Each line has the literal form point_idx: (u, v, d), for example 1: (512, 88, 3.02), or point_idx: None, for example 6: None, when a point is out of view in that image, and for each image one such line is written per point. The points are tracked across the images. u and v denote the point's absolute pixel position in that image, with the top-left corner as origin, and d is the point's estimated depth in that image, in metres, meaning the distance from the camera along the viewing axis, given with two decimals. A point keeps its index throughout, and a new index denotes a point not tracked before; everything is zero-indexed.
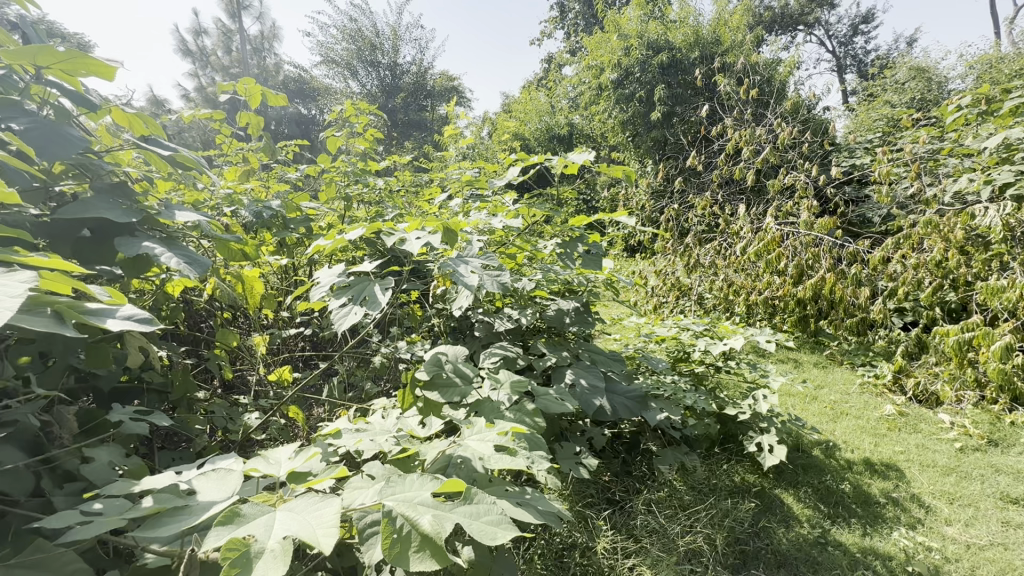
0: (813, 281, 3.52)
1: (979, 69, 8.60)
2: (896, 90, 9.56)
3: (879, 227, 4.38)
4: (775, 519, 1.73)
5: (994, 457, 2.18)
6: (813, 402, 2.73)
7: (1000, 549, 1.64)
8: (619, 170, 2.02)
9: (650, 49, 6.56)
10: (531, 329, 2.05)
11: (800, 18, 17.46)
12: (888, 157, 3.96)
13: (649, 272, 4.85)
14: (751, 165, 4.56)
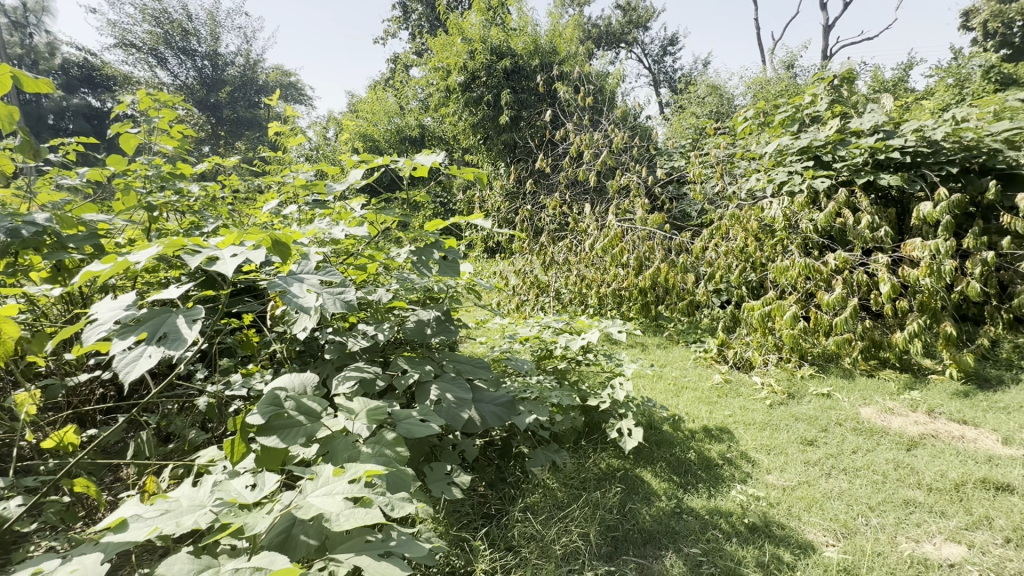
0: (650, 271, 3.92)
1: (754, 89, 10.57)
2: (698, 103, 11.28)
3: (696, 220, 5.07)
4: (638, 499, 1.84)
5: (794, 408, 2.63)
6: (660, 380, 3.03)
7: (806, 486, 1.97)
8: (471, 173, 1.96)
9: (494, 54, 6.72)
10: (392, 344, 1.91)
11: (621, 36, 19.69)
12: (698, 161, 4.60)
13: (508, 272, 4.97)
14: (592, 167, 4.95)
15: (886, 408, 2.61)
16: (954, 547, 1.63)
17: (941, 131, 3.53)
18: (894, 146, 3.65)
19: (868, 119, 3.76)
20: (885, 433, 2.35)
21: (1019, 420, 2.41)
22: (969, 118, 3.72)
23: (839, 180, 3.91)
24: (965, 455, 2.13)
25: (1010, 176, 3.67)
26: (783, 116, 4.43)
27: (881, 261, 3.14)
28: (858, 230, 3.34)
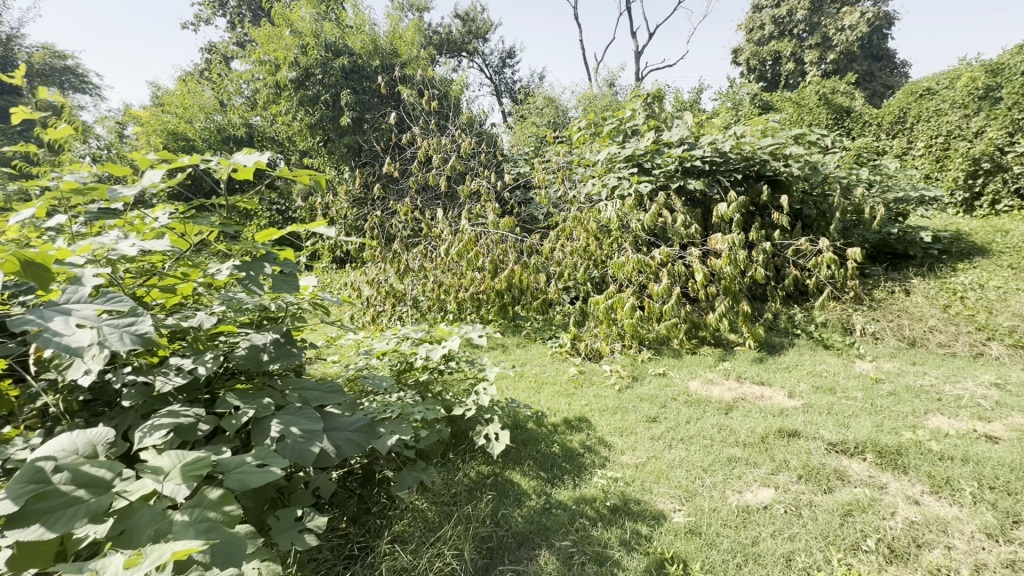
0: (505, 273, 4.01)
1: (584, 104, 11.64)
2: (537, 113, 12.05)
3: (543, 223, 5.37)
4: (509, 502, 1.84)
5: (638, 390, 2.92)
6: (521, 379, 3.11)
7: (653, 460, 2.18)
8: (307, 176, 1.75)
9: (330, 51, 6.28)
10: (219, 376, 1.62)
11: (462, 45, 20.13)
12: (542, 167, 4.87)
13: (361, 282, 4.67)
14: (442, 172, 4.91)
15: (708, 379, 3.03)
16: (766, 491, 1.95)
17: (728, 144, 4.27)
18: (696, 156, 4.30)
19: (675, 133, 4.38)
20: (709, 402, 2.73)
21: (797, 376, 3.00)
22: (745, 135, 4.56)
23: (658, 184, 4.47)
24: (766, 411, 2.57)
25: (775, 181, 4.59)
26: (611, 128, 4.94)
27: (694, 254, 3.67)
28: (676, 228, 3.86)
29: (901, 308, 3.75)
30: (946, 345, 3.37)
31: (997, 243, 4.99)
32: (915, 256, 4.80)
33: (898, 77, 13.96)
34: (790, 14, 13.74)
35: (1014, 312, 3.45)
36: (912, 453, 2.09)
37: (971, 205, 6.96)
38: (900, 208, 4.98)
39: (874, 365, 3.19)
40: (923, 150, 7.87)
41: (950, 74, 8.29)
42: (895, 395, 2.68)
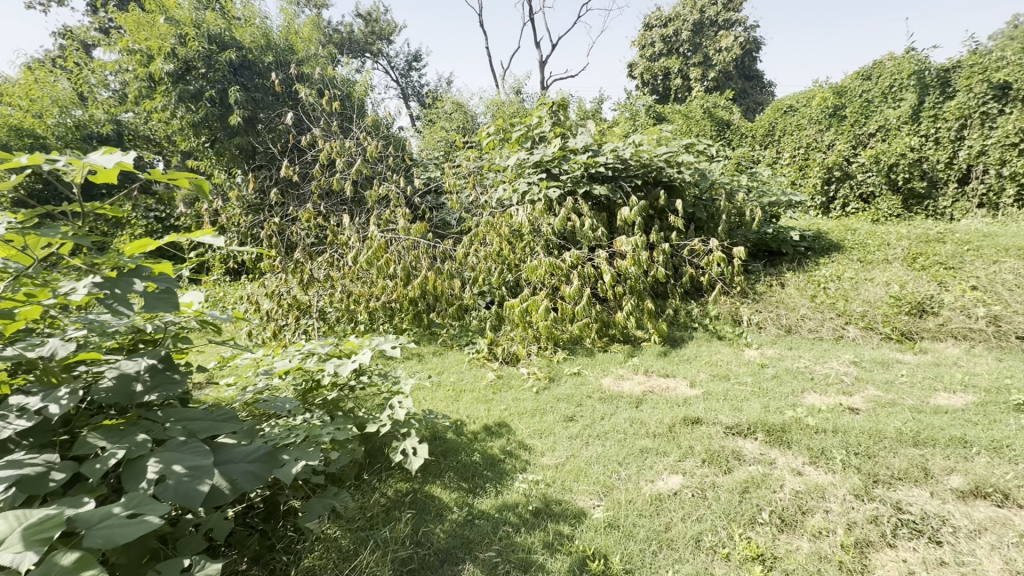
0: (418, 280, 3.90)
1: (492, 110, 11.78)
2: (446, 118, 11.99)
3: (456, 228, 5.33)
4: (430, 519, 1.77)
5: (555, 390, 2.97)
6: (439, 388, 3.03)
7: (572, 459, 2.22)
8: (185, 179, 1.53)
9: (213, 43, 5.72)
10: (80, 414, 1.38)
11: (366, 46, 19.49)
12: (452, 172, 4.83)
13: (259, 295, 4.29)
14: (347, 176, 4.67)
15: (619, 375, 3.17)
16: (676, 477, 2.07)
17: (628, 152, 4.53)
18: (600, 163, 4.51)
19: (580, 141, 4.57)
20: (621, 397, 2.85)
21: (697, 366, 3.25)
22: (643, 143, 4.87)
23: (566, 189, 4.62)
24: (672, 401, 2.74)
25: (671, 187, 4.95)
26: (519, 134, 5.03)
27: (602, 256, 3.84)
28: (584, 231, 4.01)
29: (778, 300, 4.21)
30: (815, 330, 3.84)
31: (848, 240, 5.82)
32: (787, 253, 5.43)
33: (766, 95, 15.81)
34: (676, 34, 15.01)
35: (864, 299, 4.03)
36: (794, 429, 2.34)
37: (827, 207, 8.06)
38: (773, 210, 5.62)
39: (759, 351, 3.54)
40: (788, 160, 8.97)
41: (806, 93, 9.54)
42: (778, 378, 2.99)
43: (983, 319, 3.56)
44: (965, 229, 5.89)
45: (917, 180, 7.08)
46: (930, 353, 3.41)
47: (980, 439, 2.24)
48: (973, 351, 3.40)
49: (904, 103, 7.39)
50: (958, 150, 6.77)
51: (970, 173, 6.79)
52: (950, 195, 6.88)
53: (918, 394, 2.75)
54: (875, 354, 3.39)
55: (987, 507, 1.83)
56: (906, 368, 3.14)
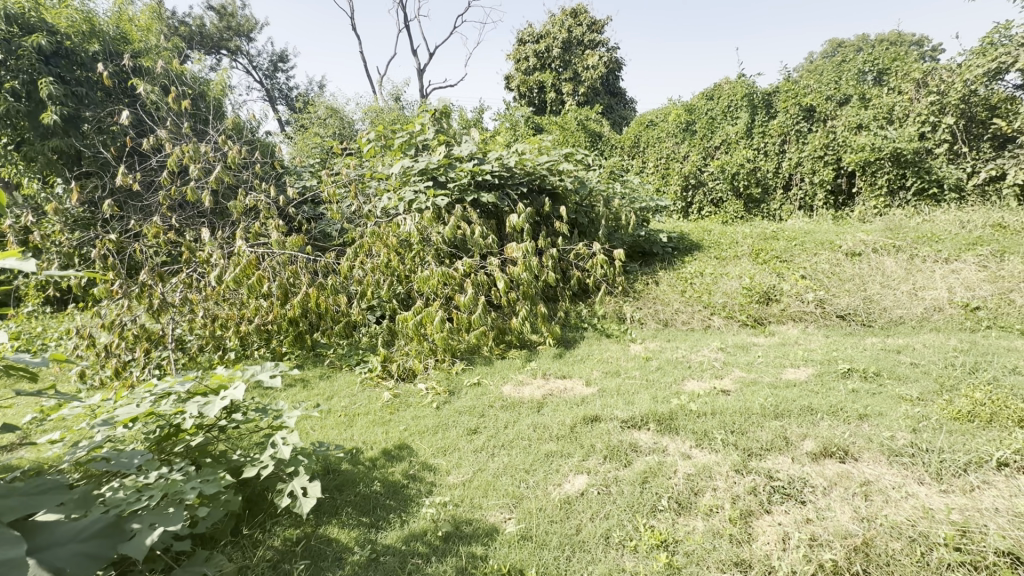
0: (297, 298, 3.54)
1: (370, 116, 11.34)
2: (321, 123, 11.26)
3: (338, 239, 4.99)
4: (327, 566, 1.58)
5: (456, 403, 2.88)
6: (328, 416, 2.76)
7: (479, 473, 2.16)
8: None
9: (13, 23, 4.67)
10: None
11: (221, 42, 17.62)
12: (331, 180, 4.53)
13: (93, 328, 3.58)
14: (204, 184, 4.11)
15: (518, 381, 3.17)
16: (581, 477, 2.10)
17: (513, 160, 4.61)
18: (486, 171, 4.53)
19: (465, 148, 4.55)
20: (522, 403, 2.84)
21: (591, 365, 3.38)
22: (526, 152, 5.00)
23: (453, 197, 4.58)
24: (571, 402, 2.80)
25: (554, 194, 5.16)
26: (401, 141, 4.88)
27: (494, 263, 3.85)
28: (475, 239, 3.99)
29: (655, 296, 4.58)
30: (688, 322, 4.23)
31: (706, 240, 6.56)
32: (658, 253, 5.95)
33: (629, 110, 17.38)
34: (547, 50, 15.88)
35: (723, 291, 4.55)
36: (681, 415, 2.53)
37: (686, 211, 8.99)
38: (644, 215, 6.13)
39: (643, 346, 3.80)
40: (652, 169, 9.91)
41: (664, 109, 10.69)
42: (661, 369, 3.23)
43: (813, 303, 4.22)
44: (791, 228, 6.98)
45: (753, 187, 8.25)
46: (777, 335, 3.95)
47: (822, 406, 2.62)
48: (808, 330, 4.01)
49: (740, 121, 8.62)
50: (781, 161, 8.03)
51: (791, 181, 8.08)
52: (779, 199, 8.10)
53: (773, 371, 3.16)
54: (736, 339, 3.83)
55: (833, 463, 2.14)
56: (761, 350, 3.59)
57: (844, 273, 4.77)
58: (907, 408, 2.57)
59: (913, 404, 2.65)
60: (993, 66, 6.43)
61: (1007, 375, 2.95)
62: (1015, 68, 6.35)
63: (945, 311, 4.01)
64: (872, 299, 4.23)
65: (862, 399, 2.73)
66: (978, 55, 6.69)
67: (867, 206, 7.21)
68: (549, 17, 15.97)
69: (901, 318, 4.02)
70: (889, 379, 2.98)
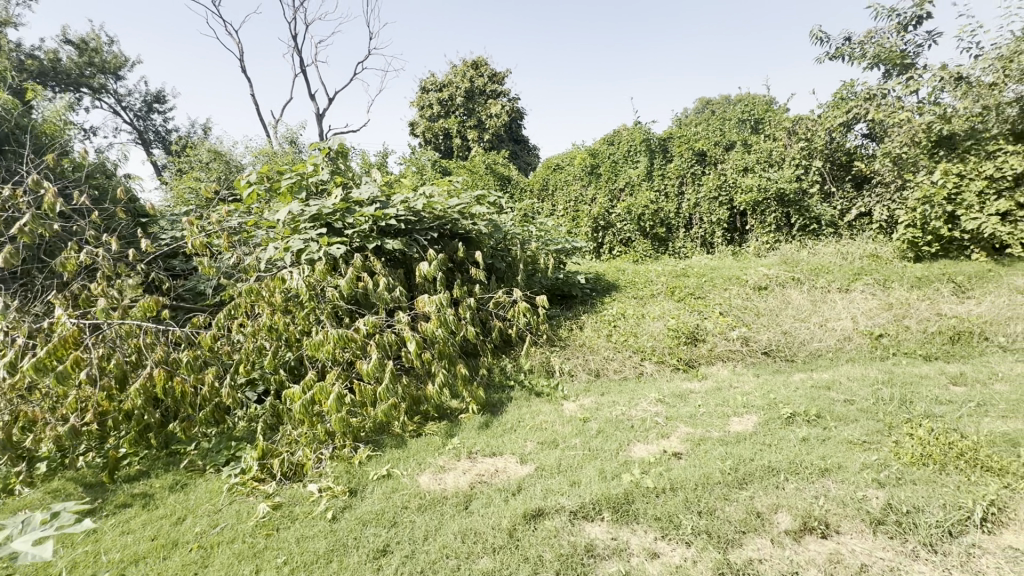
0: (138, 383, 2.69)
1: (261, 160, 10.34)
2: (202, 168, 10.08)
3: (212, 299, 4.15)
4: None
5: (359, 509, 2.23)
6: (172, 555, 1.98)
7: None
8: None
9: None
10: None
11: (80, 79, 15.52)
12: (199, 230, 3.76)
13: None
14: (14, 238, 3.14)
15: (439, 466, 2.58)
16: None
17: (420, 203, 4.16)
18: (390, 215, 4.02)
19: (366, 191, 4.03)
20: (445, 499, 2.26)
21: (523, 435, 2.89)
22: (435, 194, 4.59)
23: (352, 245, 4.00)
24: (505, 490, 2.28)
25: (467, 238, 4.76)
26: (290, 183, 4.22)
27: (403, 320, 3.30)
28: (379, 293, 3.43)
29: (582, 344, 4.26)
30: (620, 370, 3.92)
31: (622, 280, 6.52)
32: (578, 296, 5.73)
33: (534, 156, 17.95)
34: (451, 99, 16.05)
35: (649, 334, 4.37)
36: (639, 496, 2.12)
37: (598, 251, 9.03)
38: (561, 257, 5.93)
39: (578, 403, 3.40)
40: (561, 211, 9.97)
41: (569, 153, 11.00)
42: (603, 433, 2.83)
43: (738, 341, 4.15)
44: (698, 265, 7.20)
45: (657, 227, 8.51)
46: (710, 378, 3.77)
47: (781, 463, 2.36)
48: (737, 370, 3.90)
49: (641, 164, 9.01)
50: (681, 202, 8.43)
51: (691, 221, 8.50)
52: (682, 238, 8.43)
53: (718, 423, 2.89)
54: (672, 387, 3.58)
55: (816, 543, 1.84)
56: (699, 398, 3.35)
57: (757, 308, 4.85)
58: (864, 457, 2.39)
59: (865, 450, 2.49)
60: (848, 117, 7.35)
61: (934, 407, 2.95)
62: (864, 119, 7.31)
63: (855, 341, 4.13)
64: (789, 333, 4.27)
65: (815, 448, 2.53)
66: (833, 108, 7.61)
67: (761, 242, 7.71)
68: (451, 67, 16.26)
69: (818, 350, 4.06)
70: (832, 421, 2.85)
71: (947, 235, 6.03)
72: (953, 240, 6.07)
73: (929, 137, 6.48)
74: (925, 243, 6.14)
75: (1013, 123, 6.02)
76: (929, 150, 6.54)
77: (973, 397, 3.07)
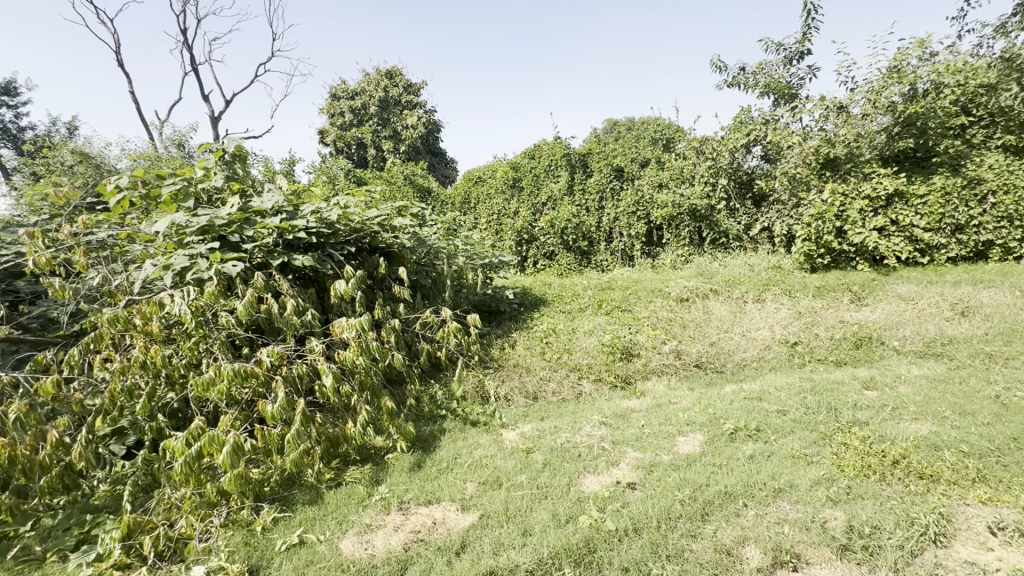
0: None
1: (142, 164, 9.04)
2: (62, 171, 8.56)
3: (67, 330, 3.36)
4: None
5: None
6: None
7: None
8: None
9: None
10: None
11: None
12: (47, 244, 3.01)
13: None
14: None
15: (364, 525, 2.17)
16: None
17: (335, 214, 3.70)
18: (299, 226, 3.51)
19: (269, 199, 3.50)
20: (377, 569, 1.88)
21: (461, 474, 2.57)
22: (351, 205, 4.14)
23: (253, 261, 3.44)
24: (448, 550, 1.95)
25: (389, 253, 4.34)
26: (173, 190, 3.57)
27: (315, 348, 2.84)
28: (286, 318, 2.94)
29: (516, 365, 4.01)
30: (558, 392, 3.71)
31: (549, 294, 6.41)
32: (507, 311, 5.51)
33: (452, 169, 17.71)
34: (364, 108, 15.33)
35: (584, 350, 4.23)
36: (601, 543, 1.90)
37: (522, 265, 8.92)
38: (488, 272, 5.68)
39: (518, 432, 3.12)
40: (483, 224, 9.77)
41: (490, 166, 10.86)
42: (549, 466, 2.58)
43: (671, 355, 4.14)
44: (621, 278, 7.32)
45: (580, 240, 8.57)
46: (648, 395, 3.69)
47: (737, 487, 2.25)
48: (672, 384, 3.87)
49: (561, 179, 9.09)
50: (601, 216, 8.59)
51: (611, 234, 8.69)
52: (604, 251, 8.58)
53: (666, 445, 2.77)
54: (612, 407, 3.44)
55: None
56: (641, 417, 3.23)
57: (683, 321, 4.93)
58: (809, 472, 2.37)
59: (809, 464, 2.48)
60: (747, 139, 7.94)
61: (857, 413, 3.07)
62: (761, 142, 7.96)
63: (774, 349, 4.30)
64: (716, 345, 4.35)
65: (764, 466, 2.47)
66: (734, 130, 8.19)
67: (676, 255, 8.04)
68: (364, 75, 15.59)
69: (743, 360, 4.16)
70: (772, 435, 2.84)
71: (837, 248, 6.65)
72: (841, 253, 6.71)
73: (817, 159, 7.14)
74: (818, 255, 6.72)
75: (880, 149, 7.03)
76: (817, 171, 7.20)
77: (886, 401, 3.24)
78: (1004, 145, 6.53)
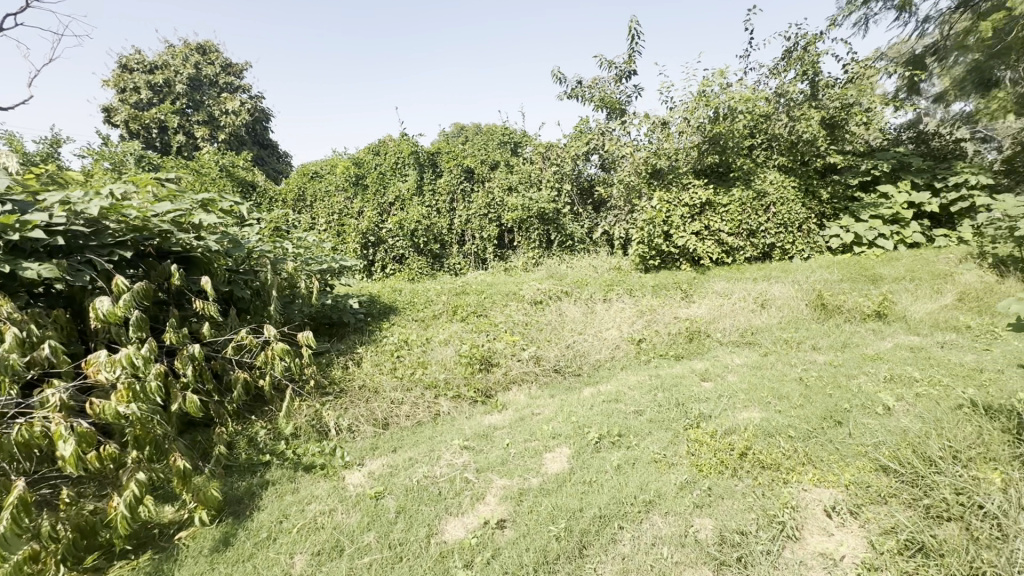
0: None
1: None
2: None
3: None
4: None
5: None
6: None
7: None
8: None
9: None
10: None
11: None
12: None
13: None
14: None
15: None
16: None
17: (96, 205, 2.70)
18: (33, 221, 2.47)
19: None
20: None
21: (287, 546, 1.99)
22: (128, 195, 3.12)
23: None
24: None
25: (187, 259, 3.40)
26: None
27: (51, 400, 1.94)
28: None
29: (362, 387, 3.44)
30: (412, 415, 3.26)
31: (399, 302, 5.86)
32: (350, 323, 4.83)
33: (285, 164, 15.76)
34: (166, 84, 12.72)
35: (439, 364, 3.84)
36: None
37: (370, 270, 8.16)
38: (326, 278, 4.93)
39: (365, 472, 2.61)
40: (322, 224, 8.71)
41: (328, 161, 9.76)
42: (404, 514, 2.15)
43: (530, 362, 3.99)
44: (474, 281, 7.11)
45: (431, 242, 8.15)
46: (509, 407, 3.45)
47: (611, 507, 2.09)
48: (533, 393, 3.70)
49: (410, 177, 8.55)
50: (452, 218, 8.28)
51: (464, 237, 8.44)
52: (456, 254, 8.29)
53: (534, 467, 2.53)
54: (473, 426, 3.11)
55: None
56: (505, 435, 2.96)
57: (539, 324, 4.85)
58: (674, 477, 2.34)
59: (671, 468, 2.45)
60: (588, 147, 8.39)
61: (702, 407, 3.22)
62: (599, 151, 8.47)
63: (623, 348, 4.44)
64: (572, 348, 4.33)
65: (632, 477, 2.37)
66: (576, 138, 8.59)
67: (527, 258, 8.14)
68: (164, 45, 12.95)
69: (598, 361, 4.20)
70: (633, 439, 2.80)
71: (665, 250, 7.34)
72: (668, 255, 7.45)
73: (647, 169, 7.84)
74: (650, 257, 7.38)
75: (694, 162, 7.97)
76: (646, 180, 7.90)
77: (721, 391, 3.49)
78: (778, 165, 7.94)
